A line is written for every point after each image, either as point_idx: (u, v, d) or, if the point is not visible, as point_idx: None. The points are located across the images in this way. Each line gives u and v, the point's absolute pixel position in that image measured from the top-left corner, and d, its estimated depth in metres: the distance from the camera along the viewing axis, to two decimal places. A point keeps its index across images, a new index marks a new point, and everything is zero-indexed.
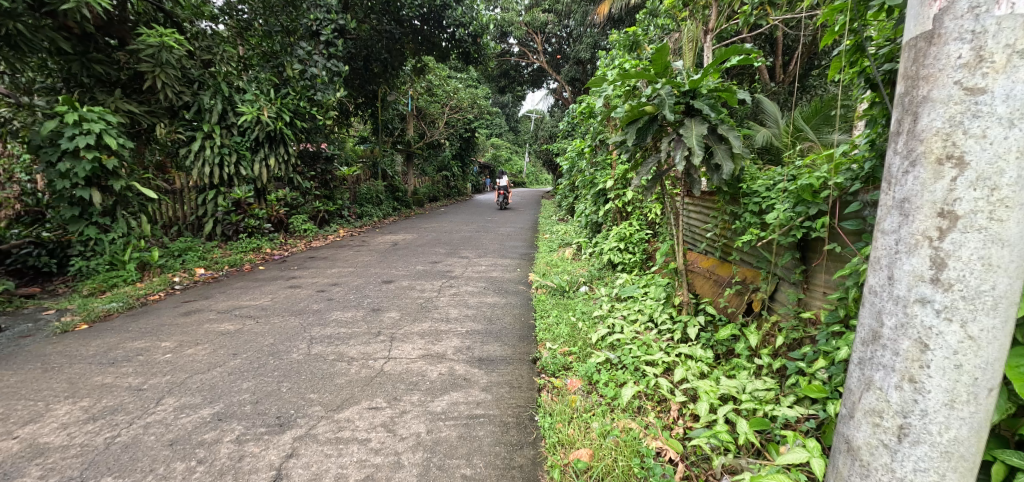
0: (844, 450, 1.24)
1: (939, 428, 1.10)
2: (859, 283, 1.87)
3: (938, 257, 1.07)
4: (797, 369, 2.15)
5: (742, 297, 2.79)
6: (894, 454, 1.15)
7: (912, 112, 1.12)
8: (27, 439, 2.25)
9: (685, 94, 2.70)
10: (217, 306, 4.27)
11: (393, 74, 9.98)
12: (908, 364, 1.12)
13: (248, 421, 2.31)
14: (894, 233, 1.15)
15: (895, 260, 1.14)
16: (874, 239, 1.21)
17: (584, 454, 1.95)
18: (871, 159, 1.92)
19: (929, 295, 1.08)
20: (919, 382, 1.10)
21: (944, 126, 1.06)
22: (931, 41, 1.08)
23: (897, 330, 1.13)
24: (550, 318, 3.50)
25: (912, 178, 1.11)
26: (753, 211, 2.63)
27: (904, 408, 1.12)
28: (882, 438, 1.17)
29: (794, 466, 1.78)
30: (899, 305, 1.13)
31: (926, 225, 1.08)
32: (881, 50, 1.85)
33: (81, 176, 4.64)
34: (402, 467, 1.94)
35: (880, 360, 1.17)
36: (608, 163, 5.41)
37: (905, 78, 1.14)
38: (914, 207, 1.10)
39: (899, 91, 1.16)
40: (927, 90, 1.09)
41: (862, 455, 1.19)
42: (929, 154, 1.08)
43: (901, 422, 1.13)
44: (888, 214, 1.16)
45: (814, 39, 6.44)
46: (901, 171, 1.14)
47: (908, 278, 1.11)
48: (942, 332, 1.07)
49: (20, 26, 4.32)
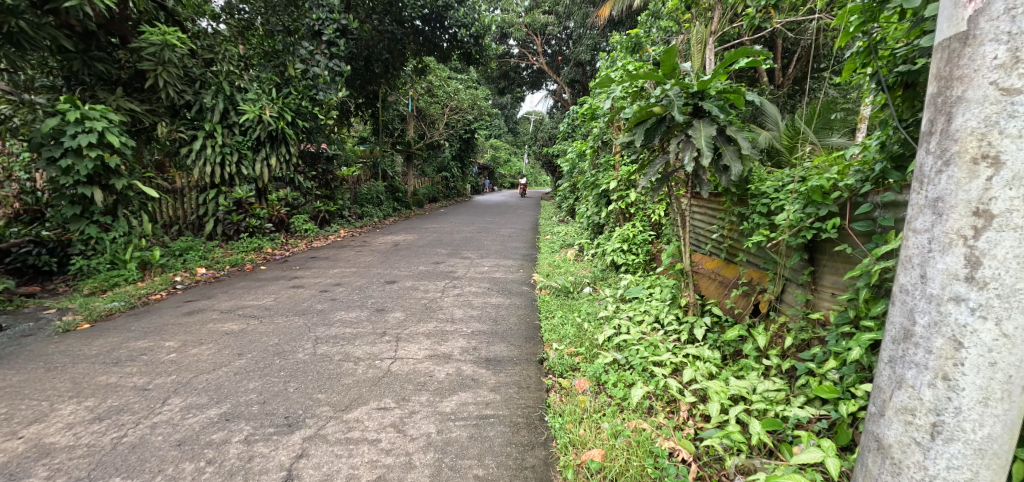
0: (874, 448, 1.24)
1: (973, 425, 1.10)
2: (870, 283, 1.87)
3: (972, 255, 1.08)
4: (806, 369, 2.13)
5: (749, 297, 2.80)
6: (926, 452, 1.15)
7: (946, 112, 1.13)
8: (32, 440, 2.25)
9: (694, 95, 2.70)
10: (219, 305, 4.27)
11: (393, 75, 9.97)
12: (942, 362, 1.12)
13: (256, 422, 2.30)
14: (927, 232, 1.15)
15: (928, 259, 1.15)
16: (905, 239, 1.22)
17: (597, 454, 1.95)
18: (883, 161, 1.94)
19: (963, 293, 1.09)
20: (952, 380, 1.11)
21: (979, 126, 1.07)
22: (965, 43, 1.09)
23: (930, 328, 1.14)
24: (556, 320, 3.49)
25: (946, 177, 1.12)
26: (761, 211, 2.60)
27: (937, 406, 1.13)
28: (914, 436, 1.17)
29: (809, 466, 1.77)
30: (933, 303, 1.14)
31: (961, 224, 1.09)
32: (898, 51, 1.82)
33: (83, 174, 4.66)
34: (414, 468, 1.94)
35: (911, 358, 1.17)
36: (611, 164, 5.44)
37: (938, 78, 1.15)
38: (948, 206, 1.12)
39: (932, 91, 1.17)
40: (961, 90, 1.10)
41: (894, 453, 1.20)
42: (964, 153, 1.09)
43: (933, 420, 1.13)
44: (916, 217, 1.18)
45: (811, 43, 6.53)
46: (934, 170, 1.15)
47: (941, 277, 1.12)
48: (976, 330, 1.08)
49: (22, 24, 4.39)
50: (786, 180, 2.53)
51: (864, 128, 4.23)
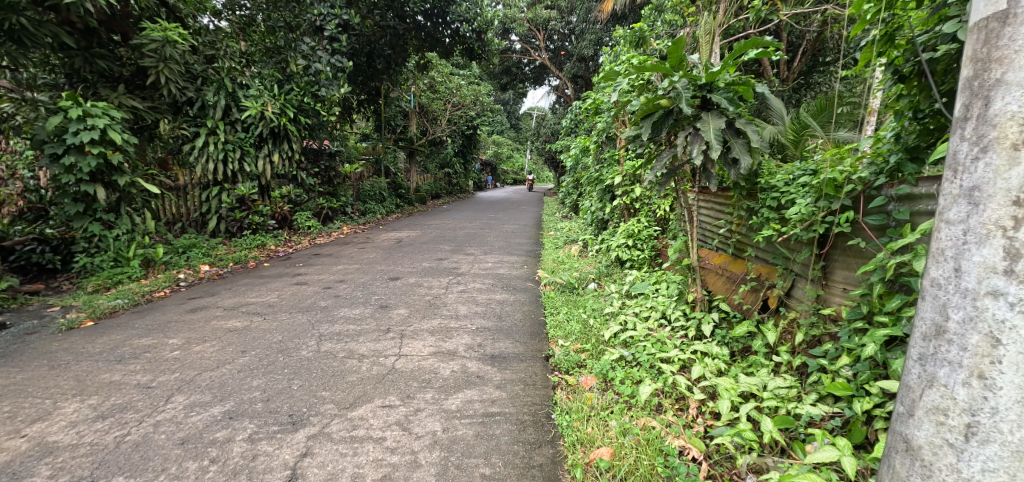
0: (903, 449, 1.21)
1: (1012, 428, 1.05)
2: (884, 278, 1.83)
3: (1012, 247, 1.03)
4: (818, 366, 2.08)
5: (757, 293, 2.75)
6: (960, 454, 1.11)
7: (983, 96, 1.10)
8: (35, 438, 2.23)
9: (702, 87, 2.66)
10: (222, 302, 4.25)
11: (396, 71, 9.91)
12: (978, 360, 1.08)
13: (260, 420, 2.28)
14: (962, 223, 1.12)
15: (963, 252, 1.11)
16: (938, 231, 1.18)
17: (605, 452, 1.92)
18: (898, 153, 1.92)
19: (1002, 287, 1.05)
20: (989, 379, 1.07)
21: (1020, 110, 1.03)
22: (1005, 22, 1.06)
23: (965, 324, 1.10)
24: (561, 316, 3.46)
25: (983, 165, 1.08)
26: (771, 205, 2.55)
27: (972, 405, 1.09)
28: (946, 437, 1.13)
29: (823, 465, 1.73)
30: (967, 298, 1.10)
31: (999, 214, 1.05)
32: (920, 38, 1.77)
33: (86, 171, 4.67)
34: (419, 467, 1.91)
35: (944, 356, 1.14)
36: (615, 159, 5.40)
37: (974, 61, 1.12)
38: (985, 195, 1.08)
39: (967, 75, 1.14)
40: (1000, 73, 1.07)
41: (924, 455, 1.16)
42: (1003, 139, 1.05)
43: (968, 420, 1.09)
44: (949, 207, 1.15)
45: (815, 36, 6.48)
46: (970, 157, 1.11)
47: (977, 270, 1.08)
48: (1016, 326, 1.03)
49: (23, 20, 4.36)
50: (796, 174, 2.48)
51: (872, 120, 4.20)
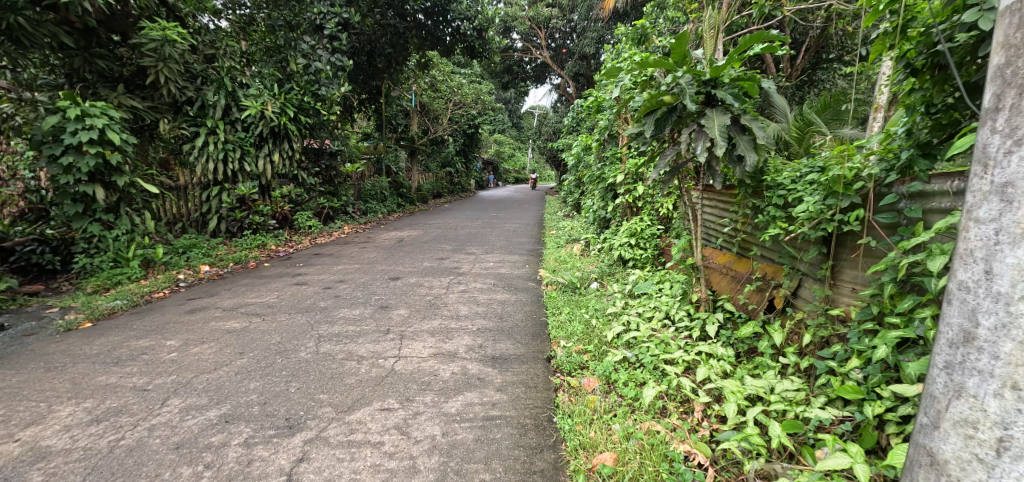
0: (928, 463, 1.18)
1: None
2: (896, 278, 1.78)
3: None
4: (827, 369, 2.03)
5: (763, 293, 2.69)
6: (990, 469, 1.08)
7: (1017, 87, 1.09)
8: (29, 442, 2.20)
9: (706, 83, 2.60)
10: (222, 303, 4.21)
11: (397, 70, 9.78)
12: (1010, 369, 1.06)
13: (256, 424, 2.24)
14: (993, 222, 1.11)
15: (994, 254, 1.10)
16: (965, 233, 1.17)
17: (608, 457, 1.88)
18: (910, 148, 1.86)
19: None
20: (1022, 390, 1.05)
21: None
22: None
23: (997, 331, 1.08)
24: (563, 316, 3.41)
25: (1017, 160, 1.07)
26: (777, 203, 2.48)
27: (1004, 418, 1.07)
28: (976, 452, 1.10)
29: (834, 472, 1.68)
30: (999, 303, 1.08)
31: None
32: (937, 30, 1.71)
33: (85, 171, 4.63)
34: (418, 473, 1.87)
35: (974, 365, 1.12)
36: (618, 157, 5.34)
37: (1007, 48, 1.11)
38: (1019, 194, 1.07)
39: (997, 65, 1.14)
40: None
41: (952, 469, 1.14)
42: None
43: (1000, 434, 1.07)
44: (978, 206, 1.14)
45: (820, 32, 6.40)
46: (1001, 153, 1.10)
47: (1011, 273, 1.07)
48: None
49: (20, 20, 4.34)
50: (803, 171, 2.42)
51: (879, 117, 4.13)
